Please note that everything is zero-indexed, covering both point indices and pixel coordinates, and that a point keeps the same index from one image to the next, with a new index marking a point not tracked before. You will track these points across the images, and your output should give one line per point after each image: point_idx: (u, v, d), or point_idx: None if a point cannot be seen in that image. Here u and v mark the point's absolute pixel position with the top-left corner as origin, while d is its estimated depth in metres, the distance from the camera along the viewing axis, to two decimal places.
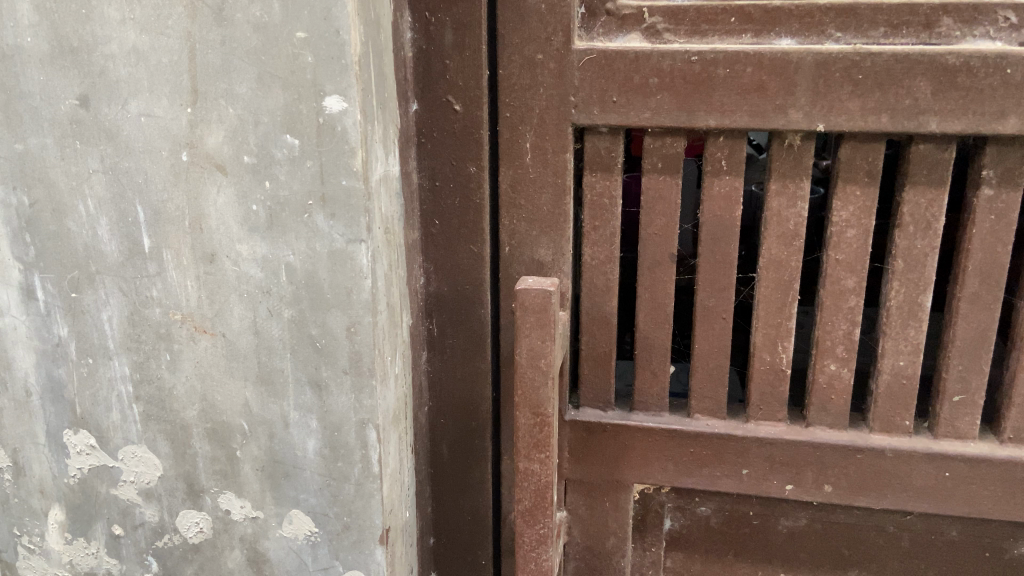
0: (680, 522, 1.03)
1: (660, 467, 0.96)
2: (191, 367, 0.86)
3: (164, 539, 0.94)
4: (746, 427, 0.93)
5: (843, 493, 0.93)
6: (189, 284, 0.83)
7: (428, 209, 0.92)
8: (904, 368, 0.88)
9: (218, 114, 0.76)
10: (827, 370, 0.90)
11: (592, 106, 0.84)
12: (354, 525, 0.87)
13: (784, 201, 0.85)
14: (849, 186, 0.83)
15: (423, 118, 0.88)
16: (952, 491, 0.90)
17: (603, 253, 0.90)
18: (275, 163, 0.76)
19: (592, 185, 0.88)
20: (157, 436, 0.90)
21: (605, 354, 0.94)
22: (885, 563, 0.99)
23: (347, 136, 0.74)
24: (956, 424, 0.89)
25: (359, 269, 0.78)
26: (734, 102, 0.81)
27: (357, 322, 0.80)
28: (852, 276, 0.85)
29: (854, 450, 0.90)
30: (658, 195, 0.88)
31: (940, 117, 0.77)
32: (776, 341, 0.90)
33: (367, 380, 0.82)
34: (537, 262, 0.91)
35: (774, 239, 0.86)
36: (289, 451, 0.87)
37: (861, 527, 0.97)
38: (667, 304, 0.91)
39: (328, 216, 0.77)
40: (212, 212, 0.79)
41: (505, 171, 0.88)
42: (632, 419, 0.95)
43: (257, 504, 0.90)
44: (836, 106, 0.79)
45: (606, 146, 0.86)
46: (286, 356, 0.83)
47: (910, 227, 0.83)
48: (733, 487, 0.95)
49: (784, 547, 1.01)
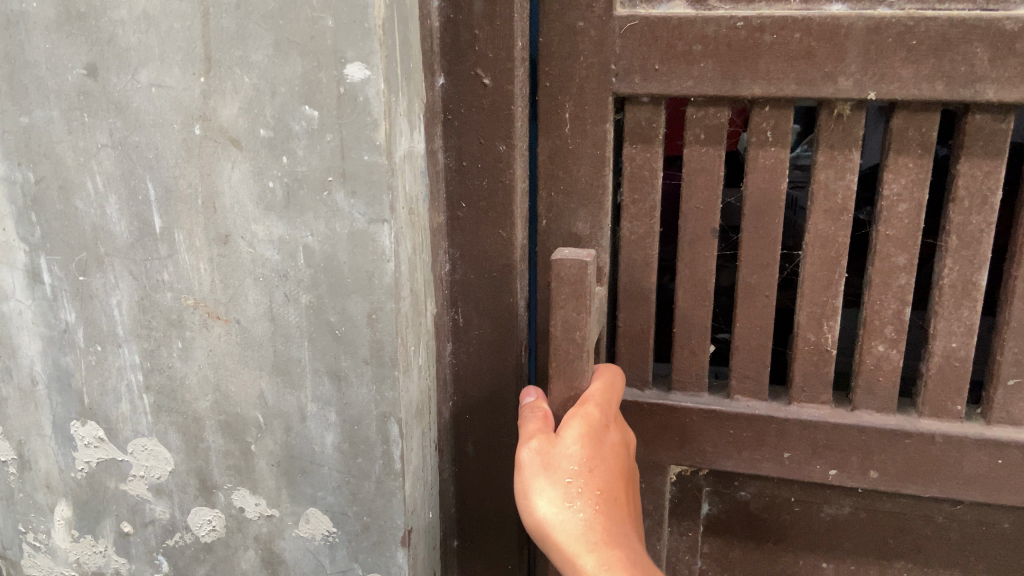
0: (718, 507, 0.97)
1: (697, 449, 0.90)
2: (203, 355, 0.81)
3: (175, 537, 0.90)
4: (789, 409, 0.87)
5: (889, 480, 0.86)
6: (201, 267, 0.78)
7: (455, 191, 0.86)
8: (957, 350, 0.81)
9: (232, 83, 0.71)
10: (875, 351, 0.83)
11: (633, 74, 0.78)
12: (375, 526, 0.82)
13: (832, 173, 0.79)
14: (901, 158, 0.77)
15: (450, 93, 0.83)
16: (1006, 479, 0.83)
17: (642, 228, 0.84)
18: (293, 137, 0.71)
19: (632, 157, 0.83)
20: (168, 429, 0.85)
21: (642, 333, 0.88)
22: (933, 556, 0.92)
23: (370, 107, 0.69)
24: (1011, 410, 0.81)
25: (382, 251, 0.73)
26: (780, 70, 0.75)
27: (379, 308, 0.75)
28: (903, 252, 0.79)
29: (902, 434, 0.83)
30: (700, 166, 0.82)
31: (998, 85, 0.71)
32: (822, 321, 0.83)
33: (389, 370, 0.77)
34: (574, 237, 0.86)
35: (820, 214, 0.80)
36: (305, 445, 0.82)
37: (908, 515, 0.91)
38: (708, 281, 0.85)
39: (348, 193, 0.72)
40: (226, 190, 0.74)
41: (544, 142, 0.83)
42: (668, 399, 0.90)
43: (272, 502, 0.85)
44: (888, 73, 0.72)
45: (647, 117, 0.81)
46: (303, 345, 0.78)
47: (965, 202, 0.76)
48: (775, 472, 0.89)
49: (827, 537, 0.94)
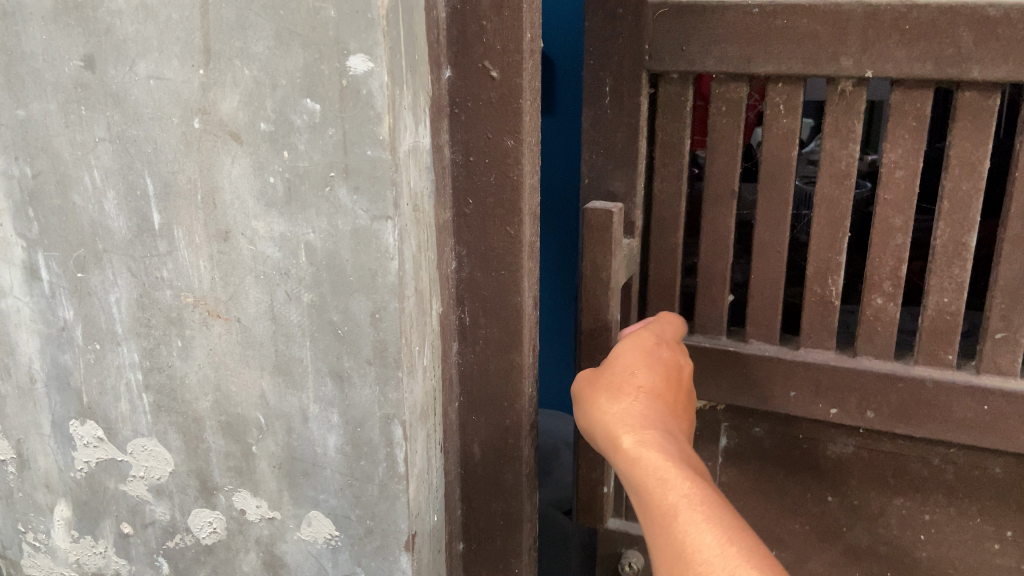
0: (732, 441, 1.17)
1: (713, 385, 1.11)
2: (203, 355, 0.79)
3: (175, 539, 0.88)
4: (796, 352, 1.06)
5: (884, 420, 1.04)
6: (201, 264, 0.76)
7: (461, 187, 0.85)
8: (948, 305, 0.97)
9: (232, 76, 0.69)
10: (874, 304, 1.01)
11: (661, 55, 1.01)
12: (378, 530, 0.81)
13: (837, 143, 0.97)
14: (899, 130, 0.94)
15: (457, 86, 0.81)
16: (991, 424, 0.98)
17: (671, 189, 1.08)
18: (294, 131, 0.69)
19: (663, 127, 1.06)
20: (168, 428, 0.83)
21: (670, 282, 1.11)
22: (932, 495, 1.09)
23: (372, 101, 0.67)
24: (999, 362, 0.97)
25: (385, 249, 0.71)
26: (789, 49, 0.95)
27: (382, 308, 0.73)
28: (899, 215, 0.96)
29: (896, 377, 1.01)
30: (719, 135, 1.03)
31: (982, 65, 0.88)
32: (827, 276, 1.03)
33: (393, 371, 0.75)
34: (611, 193, 1.10)
35: (827, 178, 0.98)
36: (307, 447, 0.80)
37: (906, 456, 1.08)
38: (725, 238, 1.06)
39: (351, 190, 0.70)
40: (226, 185, 0.72)
41: (588, 112, 1.08)
42: (689, 338, 1.11)
43: (274, 504, 0.83)
44: (884, 54, 0.91)
45: (675, 91, 1.04)
46: (305, 345, 0.76)
47: (956, 170, 0.92)
48: (781, 407, 1.09)
49: (833, 472, 1.12)
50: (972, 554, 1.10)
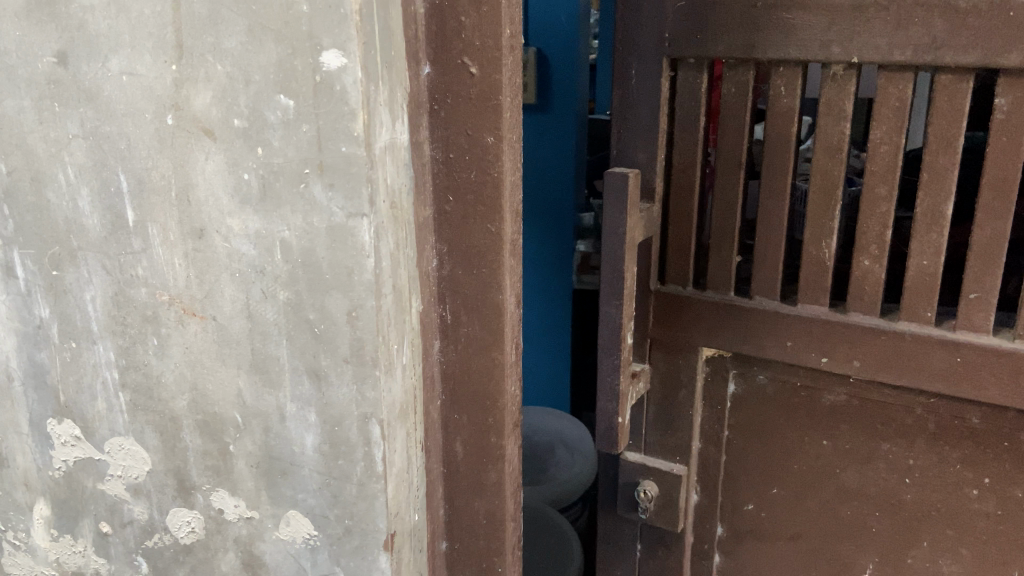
0: (741, 387, 1.23)
1: (713, 335, 1.20)
2: (180, 353, 0.79)
3: (154, 538, 0.87)
4: (791, 307, 1.14)
5: (868, 370, 1.10)
6: (176, 262, 0.75)
7: (442, 184, 0.84)
8: (926, 265, 1.04)
9: (205, 72, 0.68)
10: (862, 265, 1.07)
11: (680, 40, 1.10)
12: (356, 530, 0.80)
13: (831, 121, 1.05)
14: (884, 111, 1.02)
15: (436, 82, 0.80)
16: (965, 376, 1.04)
17: (688, 161, 1.16)
18: (268, 127, 0.69)
19: (682, 107, 1.14)
20: (145, 427, 0.83)
21: (686, 245, 1.19)
22: (914, 442, 1.13)
23: (347, 97, 0.66)
24: (973, 318, 1.03)
25: (361, 247, 0.70)
26: (783, 41, 1.04)
27: (359, 306, 0.72)
28: (883, 184, 1.04)
29: (879, 331, 1.08)
30: (731, 115, 1.12)
31: (953, 52, 0.95)
32: (820, 237, 1.09)
33: (370, 370, 0.74)
34: (633, 164, 1.18)
35: (822, 152, 1.07)
36: (285, 446, 0.79)
37: (895, 405, 1.12)
38: (734, 207, 1.14)
39: (326, 186, 0.69)
40: (200, 182, 0.72)
41: (614, 90, 1.17)
42: (695, 291, 1.20)
43: (252, 503, 0.83)
44: (871, 45, 0.99)
45: (693, 75, 1.12)
46: (282, 342, 0.76)
47: (933, 146, 1.01)
48: (775, 356, 1.16)
49: (824, 420, 1.18)
50: (950, 500, 1.13)
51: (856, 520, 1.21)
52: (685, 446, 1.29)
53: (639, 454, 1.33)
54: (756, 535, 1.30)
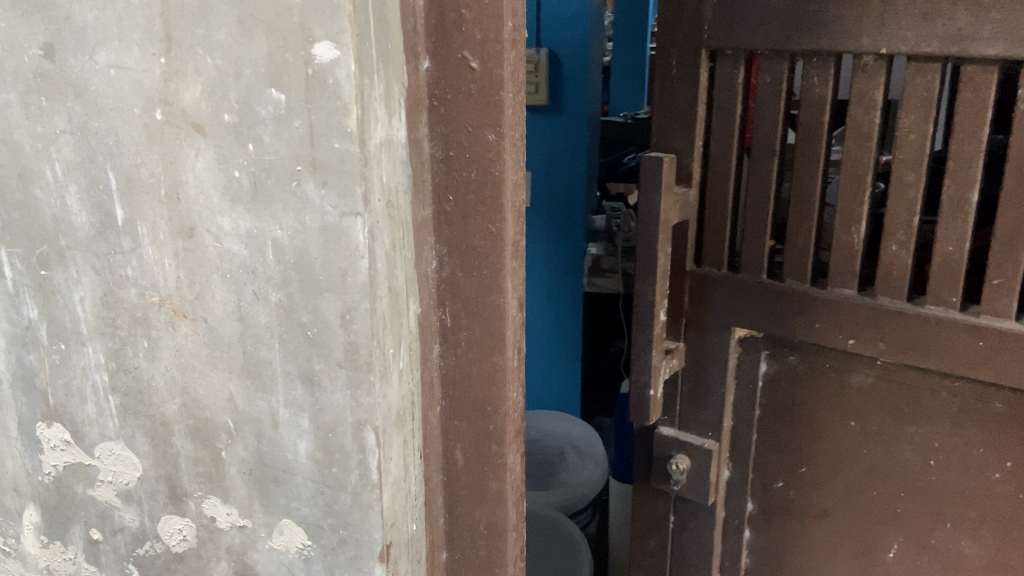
0: (773, 367, 1.35)
1: (748, 316, 1.32)
2: (170, 356, 0.76)
3: (145, 546, 0.85)
4: (823, 291, 1.23)
5: (893, 351, 1.18)
6: (166, 263, 0.73)
7: (441, 183, 0.81)
8: (953, 252, 1.10)
9: (194, 65, 0.66)
10: (889, 251, 1.16)
11: (718, 34, 1.23)
12: (351, 540, 0.77)
13: (861, 110, 1.14)
14: (911, 100, 1.09)
15: (436, 77, 0.78)
16: (985, 358, 1.10)
17: (723, 145, 1.29)
18: (258, 123, 0.66)
19: (720, 96, 1.28)
20: (136, 432, 0.80)
21: (721, 228, 1.32)
22: (940, 423, 1.20)
23: (340, 91, 0.63)
24: (996, 305, 1.09)
25: (355, 247, 0.68)
26: (818, 32, 1.14)
27: (353, 308, 0.70)
28: (912, 172, 1.11)
29: (904, 313, 1.15)
30: (764, 104, 1.23)
31: (977, 44, 1.01)
32: (849, 223, 1.19)
33: (365, 375, 0.72)
34: (673, 149, 1.33)
35: (852, 140, 1.15)
36: (278, 453, 0.77)
37: (920, 387, 1.20)
38: (767, 190, 1.25)
39: (319, 184, 0.67)
40: (190, 179, 0.69)
41: (657, 82, 1.33)
42: (735, 276, 1.32)
43: (245, 511, 0.80)
44: (898, 36, 1.07)
45: (730, 67, 1.25)
46: (274, 346, 0.73)
47: (958, 134, 1.06)
48: (807, 336, 1.26)
49: (854, 399, 1.28)
50: (973, 481, 1.20)
51: (883, 499, 1.30)
52: (716, 423, 1.43)
53: (673, 430, 1.49)
54: (789, 512, 1.42)
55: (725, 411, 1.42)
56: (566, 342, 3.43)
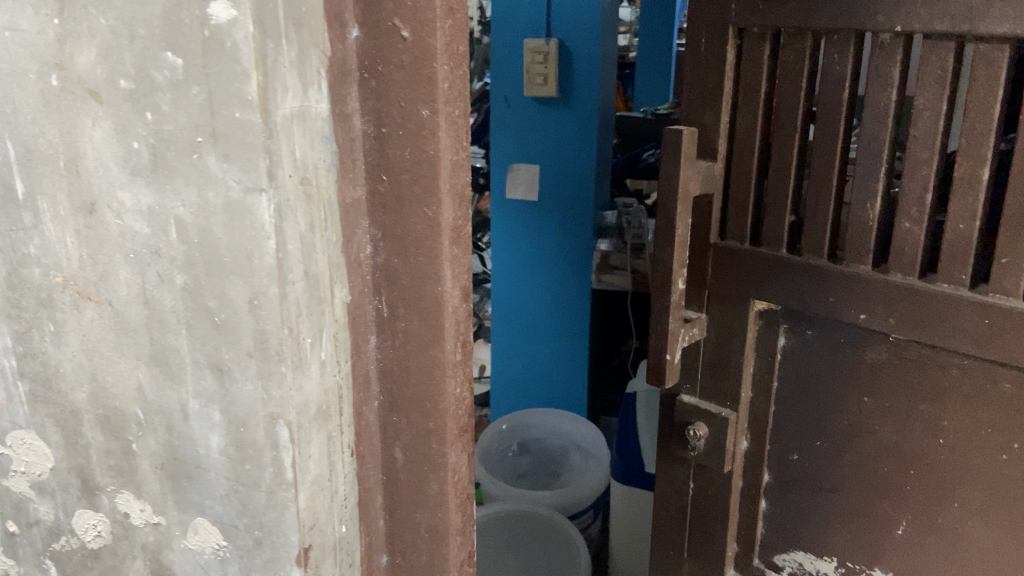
0: (791, 342, 1.24)
1: (763, 288, 1.23)
2: (77, 341, 0.72)
3: (61, 542, 0.81)
4: (836, 264, 1.15)
5: (904, 328, 1.09)
6: (68, 241, 0.68)
7: (374, 162, 0.75)
8: (964, 231, 1.02)
9: (89, 26, 0.61)
10: (902, 227, 1.08)
11: (745, 11, 1.15)
12: (267, 542, 0.72)
13: (878, 88, 1.05)
14: (926, 77, 1.01)
15: (366, 47, 0.72)
16: (995, 337, 1.01)
17: (749, 122, 1.20)
18: (156, 89, 0.61)
19: (746, 73, 1.19)
20: (45, 421, 0.76)
21: (745, 199, 1.23)
22: (951, 404, 1.10)
23: (238, 54, 0.58)
24: (1004, 284, 1.00)
25: (260, 226, 0.63)
26: (839, 9, 1.06)
27: (260, 293, 0.64)
28: (925, 149, 1.03)
29: (915, 288, 1.07)
30: (787, 81, 1.14)
31: (988, 21, 0.93)
32: (864, 199, 1.10)
33: (276, 365, 0.67)
34: (701, 125, 1.24)
35: (869, 119, 1.07)
36: (190, 447, 0.72)
37: (932, 366, 1.10)
38: (790, 166, 1.17)
39: (221, 157, 0.61)
40: (88, 149, 0.65)
41: (688, 57, 1.24)
42: (749, 247, 1.24)
43: (158, 508, 0.75)
44: (912, 13, 0.99)
45: (756, 44, 1.16)
46: (181, 333, 0.68)
47: (971, 111, 0.98)
48: (819, 310, 1.17)
49: (865, 377, 1.17)
50: (982, 464, 1.09)
51: (891, 479, 1.19)
52: (735, 394, 1.32)
53: (694, 399, 1.38)
54: (800, 486, 1.31)
55: (744, 382, 1.31)
56: (573, 339, 3.36)
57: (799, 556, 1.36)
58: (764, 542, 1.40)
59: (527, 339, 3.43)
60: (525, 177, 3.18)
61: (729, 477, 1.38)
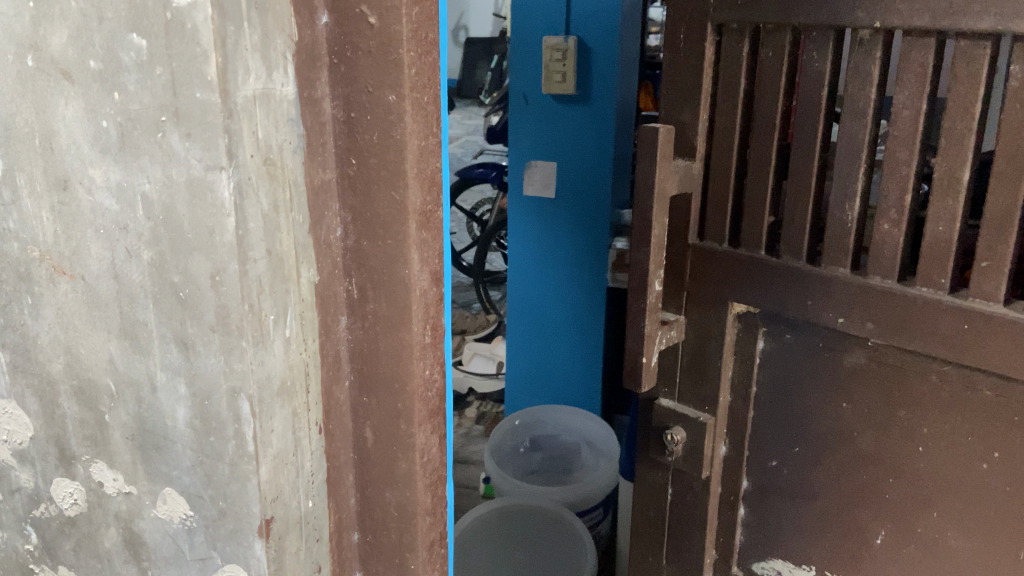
0: (769, 345, 1.25)
1: (745, 291, 1.24)
2: (53, 314, 0.77)
3: (41, 508, 0.86)
4: (816, 268, 1.15)
5: (882, 333, 1.09)
6: (44, 216, 0.73)
7: (344, 146, 0.77)
8: (943, 233, 1.02)
9: (61, 9, 0.64)
10: (881, 229, 1.08)
11: (723, 7, 1.16)
12: (230, 513, 0.74)
13: (857, 86, 1.06)
14: (907, 74, 1.01)
15: (335, 33, 0.74)
16: (970, 344, 1.01)
17: (728, 120, 1.20)
18: (122, 70, 0.64)
19: (726, 71, 1.19)
20: (25, 391, 0.82)
21: (723, 199, 1.24)
22: (929, 409, 1.09)
23: (198, 36, 0.60)
24: (983, 288, 0.99)
25: (220, 204, 0.64)
26: (818, 5, 1.05)
27: (221, 269, 0.66)
28: (905, 149, 1.03)
29: (892, 292, 1.06)
30: (768, 79, 1.15)
31: (969, 18, 0.92)
32: (844, 201, 1.10)
33: (237, 341, 0.68)
34: (681, 124, 1.25)
35: (848, 117, 1.07)
36: (159, 418, 0.74)
37: (910, 371, 1.10)
38: (768, 164, 1.17)
39: (183, 136, 0.64)
40: (61, 129, 0.68)
41: (668, 54, 1.25)
42: (731, 250, 1.25)
43: (130, 478, 0.78)
44: (893, 9, 0.99)
45: (736, 40, 1.17)
46: (148, 307, 0.71)
47: (952, 111, 0.97)
48: (799, 313, 1.17)
49: (845, 381, 1.17)
50: (960, 472, 1.08)
51: (871, 485, 1.18)
52: (713, 397, 1.34)
53: (672, 403, 1.40)
54: (780, 492, 1.31)
55: (723, 384, 1.32)
56: (585, 335, 3.35)
57: (778, 564, 1.36)
58: (744, 548, 1.40)
59: (539, 335, 3.44)
60: (541, 174, 3.19)
61: (714, 475, 1.38)
